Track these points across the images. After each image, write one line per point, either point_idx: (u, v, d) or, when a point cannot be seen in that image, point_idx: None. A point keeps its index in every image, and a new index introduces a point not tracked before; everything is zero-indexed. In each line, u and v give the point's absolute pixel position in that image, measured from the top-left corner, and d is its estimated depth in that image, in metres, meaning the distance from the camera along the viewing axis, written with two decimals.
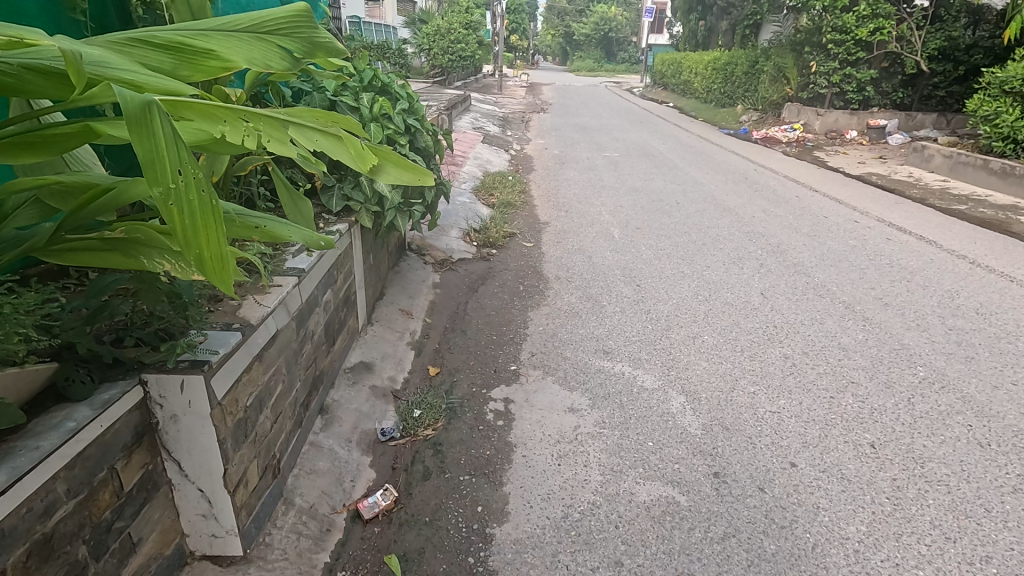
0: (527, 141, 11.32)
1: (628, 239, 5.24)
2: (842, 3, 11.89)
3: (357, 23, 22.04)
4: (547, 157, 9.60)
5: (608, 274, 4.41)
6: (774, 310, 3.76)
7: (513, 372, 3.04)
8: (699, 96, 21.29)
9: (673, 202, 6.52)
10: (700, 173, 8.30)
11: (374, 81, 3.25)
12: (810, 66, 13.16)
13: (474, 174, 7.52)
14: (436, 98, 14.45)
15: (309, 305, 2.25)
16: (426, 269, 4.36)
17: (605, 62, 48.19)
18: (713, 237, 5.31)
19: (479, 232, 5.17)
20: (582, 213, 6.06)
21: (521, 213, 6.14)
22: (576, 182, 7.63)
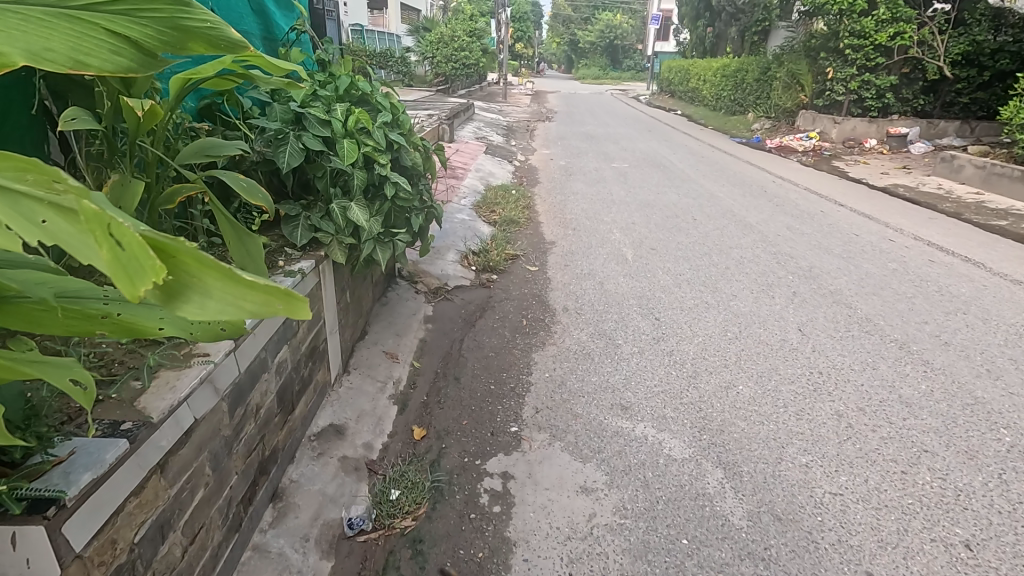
0: (532, 151, 10.87)
1: (643, 262, 4.75)
2: (860, 6, 11.41)
3: (360, 32, 21.82)
4: (553, 169, 9.11)
5: (622, 305, 3.91)
6: (817, 352, 3.25)
7: (514, 435, 2.54)
8: (709, 103, 20.77)
9: (689, 219, 6.01)
10: (716, 186, 7.80)
11: (352, 90, 2.78)
12: (826, 72, 12.66)
13: (475, 188, 7.07)
14: (438, 107, 14.07)
15: (253, 376, 1.77)
16: (417, 300, 3.87)
17: (611, 69, 47.87)
18: (737, 259, 4.81)
19: (478, 255, 4.68)
20: (592, 231, 5.57)
21: (524, 231, 5.65)
22: (584, 196, 7.14)
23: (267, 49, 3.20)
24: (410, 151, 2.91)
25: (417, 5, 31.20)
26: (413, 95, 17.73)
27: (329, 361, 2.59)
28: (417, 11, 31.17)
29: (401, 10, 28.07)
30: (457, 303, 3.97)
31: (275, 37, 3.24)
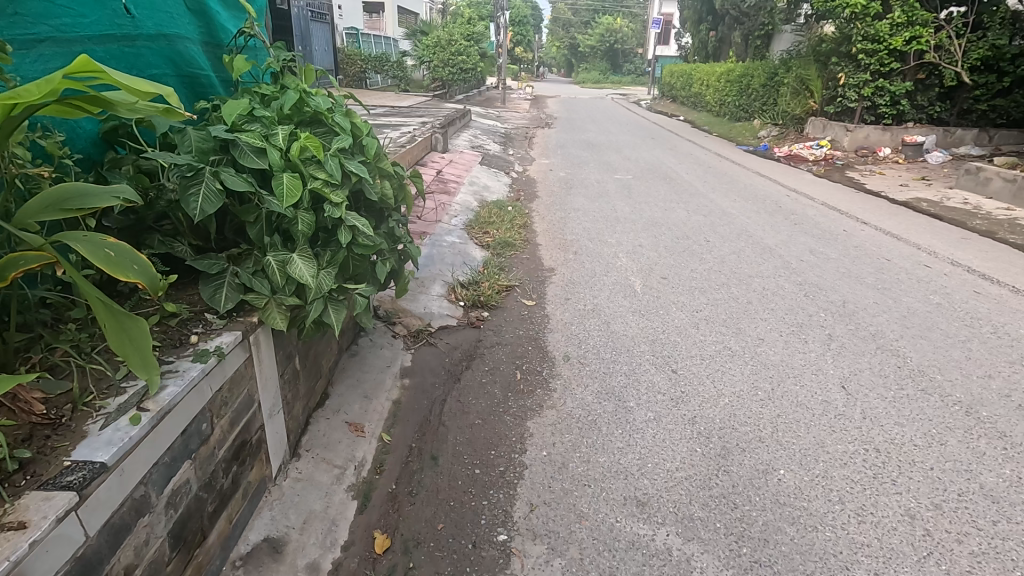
0: (530, 161, 10.35)
1: (654, 295, 4.22)
2: (874, 10, 10.92)
3: (355, 35, 21.37)
4: (553, 181, 8.58)
5: (632, 352, 3.37)
6: (868, 420, 2.71)
7: (502, 550, 2.00)
8: (712, 108, 20.25)
9: (701, 241, 5.48)
10: (727, 201, 7.27)
11: (302, 109, 2.24)
12: (837, 78, 12.16)
13: (468, 204, 6.54)
14: (433, 113, 13.57)
15: (119, 531, 1.23)
16: (393, 347, 3.33)
17: (612, 73, 47.43)
18: (759, 291, 4.28)
19: (468, 286, 4.14)
20: (595, 256, 5.04)
21: (521, 256, 5.12)
22: (586, 213, 6.61)
23: (210, 57, 2.67)
24: (377, 181, 2.37)
25: (414, 8, 30.73)
26: (409, 101, 17.22)
27: (269, 452, 2.05)
28: (414, 15, 30.71)
29: (397, 14, 27.60)
30: (441, 349, 3.43)
31: (220, 42, 2.71)
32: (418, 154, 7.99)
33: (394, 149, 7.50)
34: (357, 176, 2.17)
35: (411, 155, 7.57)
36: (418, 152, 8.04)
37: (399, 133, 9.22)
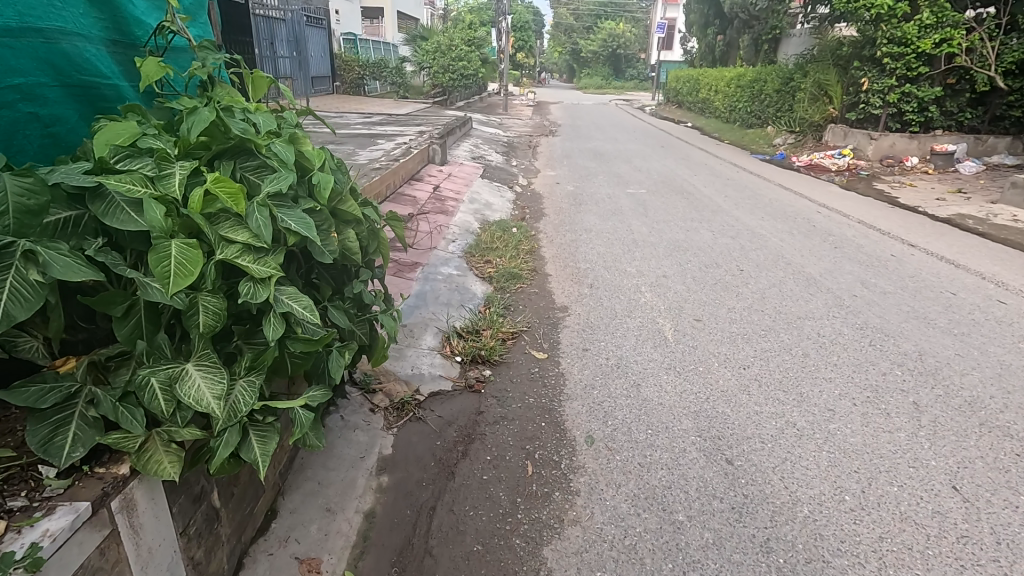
0: (534, 173, 9.68)
1: (690, 344, 3.52)
2: (902, 10, 10.19)
3: (353, 41, 20.76)
4: (560, 196, 7.91)
5: (673, 431, 2.67)
6: (1007, 546, 2.01)
7: None
8: (722, 115, 19.60)
9: (734, 271, 4.80)
10: (755, 219, 6.58)
11: (219, 132, 1.55)
12: (859, 83, 11.47)
13: (467, 225, 5.86)
14: (432, 121, 12.93)
15: None
16: (370, 426, 2.63)
17: (615, 78, 46.88)
18: (813, 338, 3.58)
19: (466, 337, 3.45)
20: (614, 292, 4.35)
21: (528, 291, 4.43)
22: (599, 235, 5.93)
23: (120, 60, 2.00)
24: (332, 236, 1.70)
25: (414, 13, 30.22)
26: (407, 108, 16.62)
27: None
28: (415, 19, 30.23)
29: (396, 19, 27.05)
30: (432, 426, 2.72)
31: (133, 41, 2.04)
32: (414, 167, 7.31)
33: (387, 162, 6.82)
34: (297, 233, 1.50)
35: (406, 169, 6.90)
36: (414, 165, 7.37)
37: (393, 144, 8.56)
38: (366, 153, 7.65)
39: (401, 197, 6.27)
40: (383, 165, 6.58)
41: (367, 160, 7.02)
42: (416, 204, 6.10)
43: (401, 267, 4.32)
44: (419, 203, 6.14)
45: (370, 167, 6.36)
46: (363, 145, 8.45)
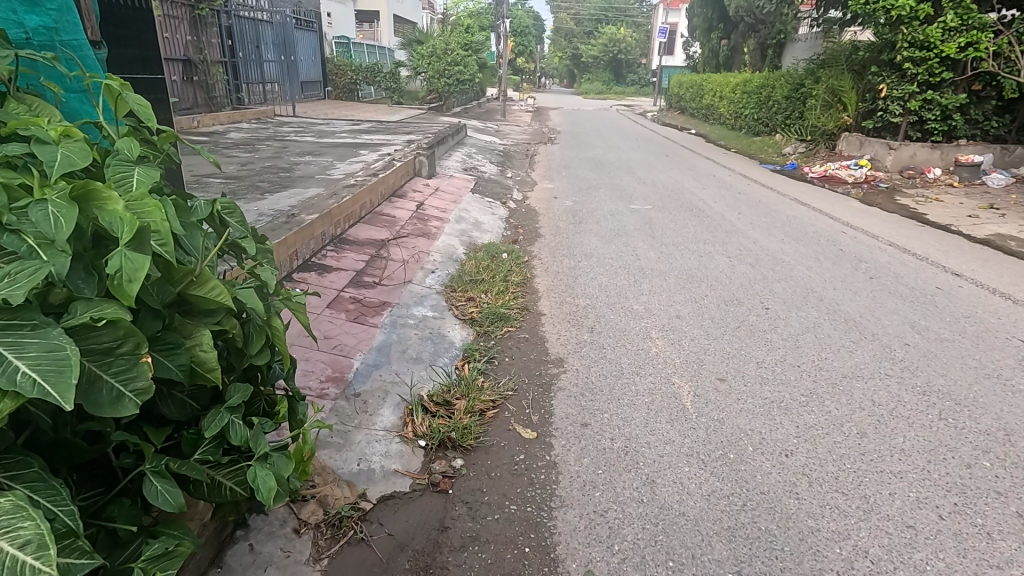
0: (530, 186, 9.01)
1: (714, 418, 2.83)
2: (924, 11, 9.54)
3: (346, 45, 20.15)
4: (558, 213, 7.24)
5: (705, 565, 1.97)
6: None
7: None
8: (727, 122, 18.92)
9: (758, 310, 4.12)
10: (775, 241, 5.90)
11: None
12: (877, 89, 10.81)
13: (451, 249, 5.18)
14: (424, 129, 12.28)
15: None
16: (291, 558, 1.92)
17: (615, 83, 46.30)
18: (869, 409, 2.88)
19: (433, 410, 2.75)
20: (618, 340, 3.66)
21: (517, 336, 3.74)
22: (601, 261, 5.26)
23: None
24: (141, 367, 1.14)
25: (410, 18, 29.69)
26: (400, 114, 15.97)
27: None
28: (412, 22, 29.66)
29: (392, 24, 26.49)
30: (379, 553, 2.02)
31: None
32: (397, 182, 6.62)
33: (365, 176, 6.17)
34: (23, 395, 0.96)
35: (387, 185, 6.22)
36: (397, 180, 6.69)
37: (377, 155, 7.89)
38: (345, 166, 6.98)
39: (379, 217, 5.58)
40: (360, 180, 5.92)
41: (343, 174, 6.36)
42: (395, 225, 5.42)
43: (364, 309, 3.62)
44: (398, 225, 5.46)
45: (344, 183, 5.68)
46: (345, 156, 7.78)
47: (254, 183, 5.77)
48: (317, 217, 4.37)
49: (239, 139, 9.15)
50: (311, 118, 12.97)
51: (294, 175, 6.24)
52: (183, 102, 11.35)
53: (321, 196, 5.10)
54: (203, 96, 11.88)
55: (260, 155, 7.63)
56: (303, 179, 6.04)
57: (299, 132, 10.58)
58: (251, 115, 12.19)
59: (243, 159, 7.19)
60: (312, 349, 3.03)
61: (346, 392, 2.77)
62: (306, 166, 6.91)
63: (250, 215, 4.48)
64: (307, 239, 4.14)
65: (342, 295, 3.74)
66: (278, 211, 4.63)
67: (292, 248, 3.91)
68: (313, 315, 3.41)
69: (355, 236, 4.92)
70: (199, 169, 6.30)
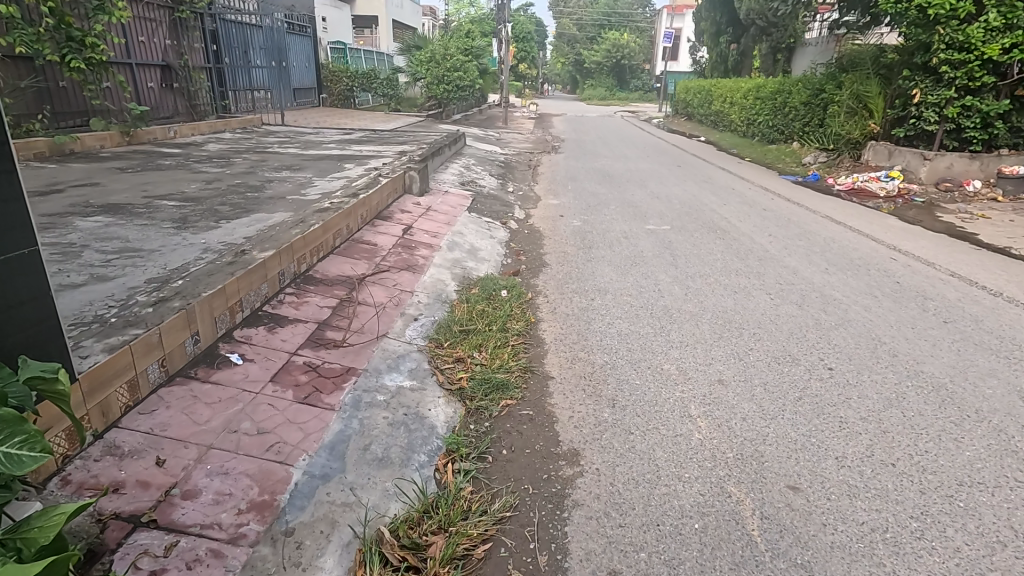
0: (533, 201, 8.22)
1: (797, 562, 2.00)
2: (964, 10, 8.75)
3: (342, 50, 19.44)
4: (565, 235, 6.44)
5: None
6: None
7: None
8: (739, 129, 18.11)
9: (821, 374, 3.28)
10: (819, 273, 5.08)
11: None
12: (909, 94, 10.00)
13: (439, 286, 4.37)
14: (421, 139, 11.52)
15: None
16: None
17: (619, 89, 45.62)
18: (1013, 549, 2.05)
19: (396, 558, 1.93)
20: (648, 421, 2.84)
21: (517, 414, 2.91)
22: (618, 300, 4.44)
23: None
24: None
25: (410, 23, 29.07)
26: (397, 122, 15.22)
27: None
28: (412, 28, 29.02)
29: (390, 29, 25.87)
30: None
31: None
32: (382, 202, 5.83)
33: (345, 197, 5.36)
34: None
35: (368, 207, 5.41)
36: (383, 199, 5.91)
37: (364, 169, 7.10)
38: (325, 183, 6.18)
39: (356, 246, 4.77)
40: (337, 202, 5.11)
41: (320, 194, 5.56)
42: (374, 258, 4.61)
43: (321, 382, 2.79)
44: (378, 257, 4.65)
45: (317, 206, 4.87)
46: (328, 171, 6.99)
47: (214, 205, 4.97)
48: (272, 253, 3.54)
49: (215, 151, 8.39)
50: (300, 128, 12.22)
51: (264, 195, 5.44)
52: (162, 110, 10.62)
53: (285, 224, 4.29)
54: (184, 104, 11.16)
55: (233, 170, 6.84)
56: (272, 201, 5.24)
57: (285, 143, 9.81)
58: (236, 123, 11.44)
59: (212, 175, 6.40)
60: (235, 454, 2.20)
61: (271, 529, 1.94)
62: (281, 183, 6.12)
63: (193, 250, 3.67)
64: (256, 284, 3.31)
65: (294, 361, 2.91)
66: (228, 242, 3.81)
67: (234, 297, 3.08)
68: (249, 396, 2.57)
69: (324, 273, 4.10)
70: (156, 188, 5.50)
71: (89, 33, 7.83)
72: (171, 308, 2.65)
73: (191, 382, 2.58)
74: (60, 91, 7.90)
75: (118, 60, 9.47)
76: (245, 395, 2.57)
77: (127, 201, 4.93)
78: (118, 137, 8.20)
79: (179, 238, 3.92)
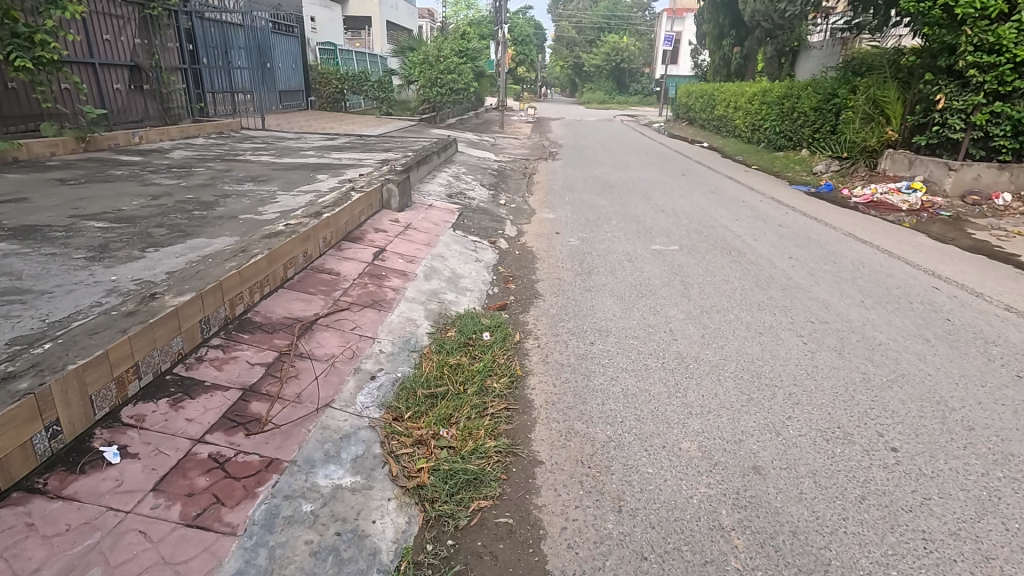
0: (526, 215, 7.53)
1: None
2: (995, 8, 8.09)
3: (332, 51, 18.77)
4: (561, 256, 5.74)
5: None
6: None
7: None
8: (744, 135, 17.45)
9: (884, 460, 2.57)
10: (854, 308, 4.38)
11: None
12: (931, 100, 9.33)
13: (409, 329, 3.65)
14: (409, 145, 10.83)
15: None
16: None
17: (618, 93, 45.04)
18: None
19: None
20: (666, 537, 2.13)
21: (491, 526, 2.19)
22: (622, 345, 3.73)
23: None
24: None
25: (406, 24, 28.44)
26: (387, 126, 14.55)
27: None
28: (407, 30, 28.36)
29: (384, 30, 25.22)
30: None
31: None
32: (352, 221, 5.12)
33: (306, 216, 4.64)
34: None
35: (333, 228, 4.68)
36: (354, 217, 5.19)
37: (337, 181, 6.38)
38: (289, 198, 5.46)
39: (312, 278, 4.04)
40: (295, 223, 4.39)
41: (279, 212, 4.85)
42: (332, 293, 3.89)
43: (225, 487, 2.06)
44: (338, 292, 3.92)
45: (269, 229, 4.15)
46: (297, 183, 6.27)
47: (149, 227, 4.25)
48: (192, 298, 2.81)
49: (179, 159, 7.67)
50: (281, 132, 11.51)
51: (213, 214, 4.72)
52: (131, 114, 9.93)
53: (222, 254, 3.56)
54: (156, 107, 10.47)
55: (190, 182, 6.12)
56: (219, 221, 4.51)
57: (260, 150, 9.09)
58: (212, 128, 10.74)
59: (162, 188, 5.68)
60: None
61: None
62: (238, 198, 5.40)
63: (94, 291, 2.94)
64: (163, 341, 2.59)
65: (195, 454, 2.18)
66: (141, 281, 3.08)
67: (125, 363, 2.35)
68: (114, 519, 1.85)
69: (265, 316, 3.37)
70: (90, 205, 4.78)
71: (39, 29, 7.09)
72: (11, 391, 1.92)
73: (34, 500, 1.85)
74: (7, 93, 7.35)
75: (78, 59, 8.78)
76: (109, 519, 1.84)
77: (45, 223, 4.20)
78: (72, 144, 7.48)
79: (84, 274, 3.19)
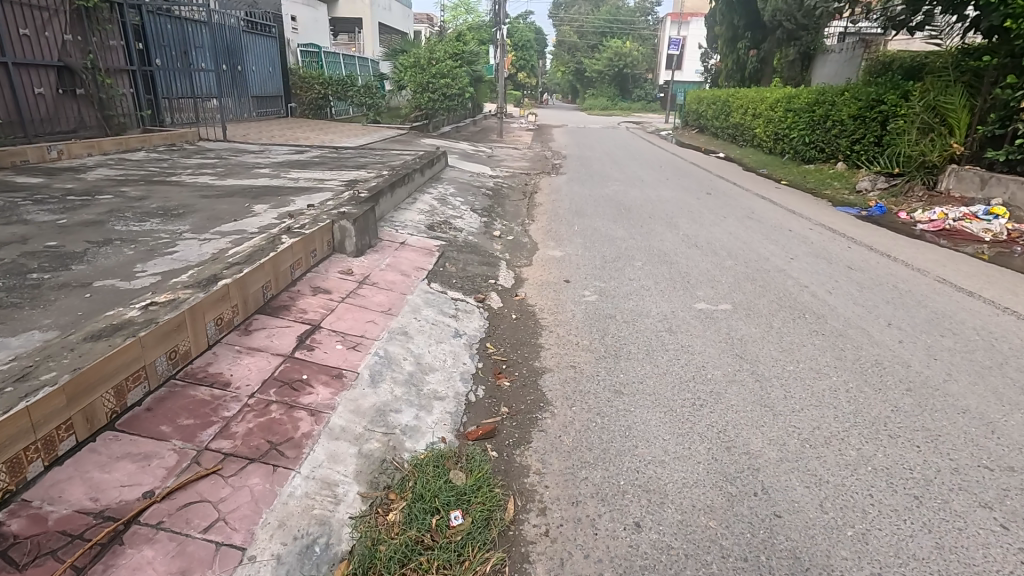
0: (525, 253, 5.98)
1: None
2: None
3: (316, 53, 17.27)
4: (574, 321, 4.19)
5: None
6: None
7: None
8: (764, 145, 15.93)
9: None
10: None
11: None
12: (1014, 107, 7.81)
13: (319, 515, 2.08)
14: (392, 158, 9.28)
15: None
16: None
17: (620, 99, 43.58)
18: None
19: None
20: None
21: None
22: (692, 535, 2.16)
23: None
24: None
25: (398, 27, 26.96)
26: (371, 136, 13.03)
27: None
28: (400, 33, 26.87)
29: (375, 33, 23.74)
30: None
31: None
32: (271, 278, 3.54)
33: (191, 282, 3.06)
34: None
35: (234, 298, 3.11)
36: (278, 270, 3.63)
37: (275, 215, 4.83)
38: (193, 245, 3.90)
39: (174, 402, 2.46)
40: (165, 297, 2.81)
41: (161, 273, 3.27)
42: (200, 434, 2.30)
43: None
44: (210, 431, 2.33)
45: (112, 317, 2.57)
46: (220, 219, 4.72)
47: None
48: None
49: (90, 180, 6.12)
50: (243, 144, 9.97)
51: (56, 278, 3.17)
52: (59, 123, 8.43)
53: None
54: (93, 114, 8.96)
55: (75, 217, 4.58)
56: (53, 293, 2.95)
57: (204, 167, 7.56)
58: (160, 139, 9.23)
59: (24, 228, 4.13)
60: None
61: None
62: (120, 246, 3.85)
63: None
64: None
65: None
66: None
67: None
68: None
69: (35, 515, 1.80)
70: None
71: None
72: None
73: None
74: None
75: None
76: None
77: None
78: None
79: None
